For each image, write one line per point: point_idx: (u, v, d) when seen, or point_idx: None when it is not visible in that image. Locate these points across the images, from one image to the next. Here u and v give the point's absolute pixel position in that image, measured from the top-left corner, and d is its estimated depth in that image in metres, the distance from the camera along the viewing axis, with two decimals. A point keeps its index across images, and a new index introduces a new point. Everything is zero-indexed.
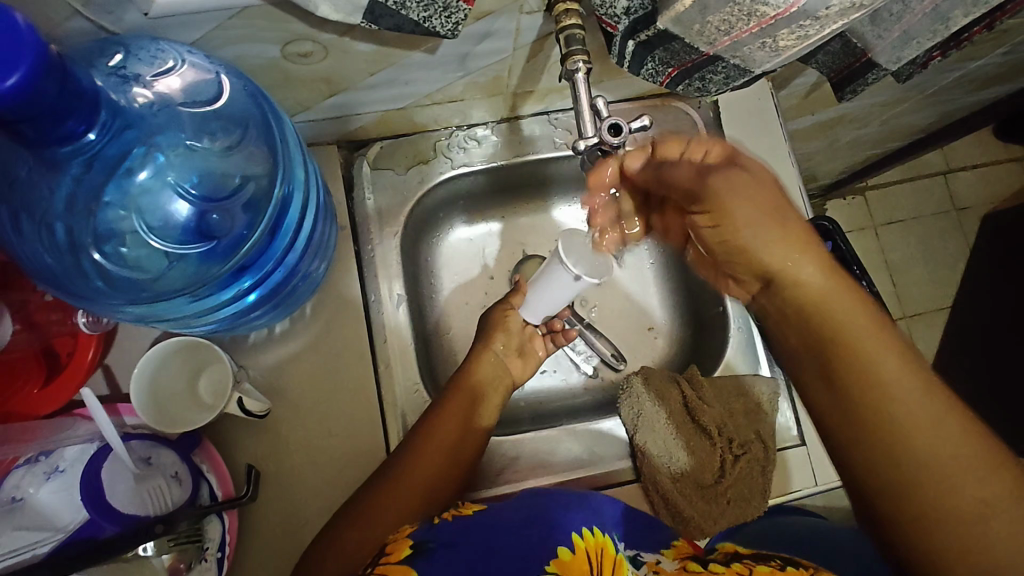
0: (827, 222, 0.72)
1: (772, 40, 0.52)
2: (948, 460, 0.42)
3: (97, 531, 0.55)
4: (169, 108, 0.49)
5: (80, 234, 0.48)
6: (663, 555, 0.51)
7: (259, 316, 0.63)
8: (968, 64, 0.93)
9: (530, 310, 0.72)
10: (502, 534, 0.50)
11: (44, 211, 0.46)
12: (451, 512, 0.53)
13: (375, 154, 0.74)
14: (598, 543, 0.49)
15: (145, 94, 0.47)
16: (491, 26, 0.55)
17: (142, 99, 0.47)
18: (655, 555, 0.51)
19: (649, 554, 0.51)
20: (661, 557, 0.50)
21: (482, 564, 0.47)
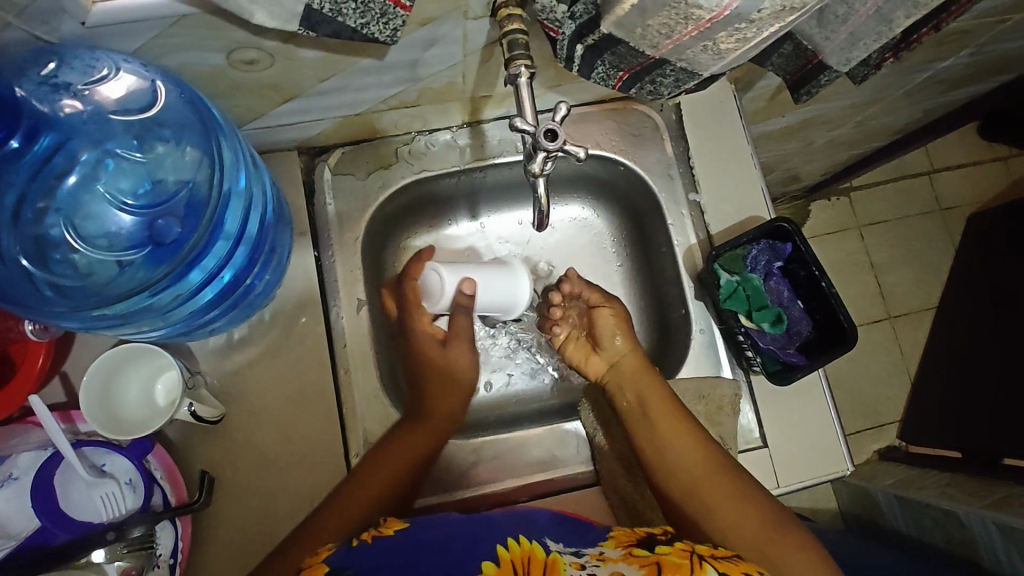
0: (789, 224, 0.70)
1: (713, 43, 0.52)
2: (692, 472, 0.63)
3: (47, 538, 0.56)
4: (105, 118, 0.51)
5: (29, 241, 0.51)
6: (604, 546, 0.53)
7: (217, 319, 0.63)
8: (935, 65, 0.93)
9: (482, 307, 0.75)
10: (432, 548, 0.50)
11: None
12: (372, 533, 0.53)
13: (336, 160, 0.74)
14: (526, 551, 0.50)
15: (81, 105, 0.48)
16: (437, 33, 0.55)
17: (71, 109, 0.49)
18: (597, 547, 0.52)
19: (592, 548, 0.52)
20: (604, 548, 0.52)
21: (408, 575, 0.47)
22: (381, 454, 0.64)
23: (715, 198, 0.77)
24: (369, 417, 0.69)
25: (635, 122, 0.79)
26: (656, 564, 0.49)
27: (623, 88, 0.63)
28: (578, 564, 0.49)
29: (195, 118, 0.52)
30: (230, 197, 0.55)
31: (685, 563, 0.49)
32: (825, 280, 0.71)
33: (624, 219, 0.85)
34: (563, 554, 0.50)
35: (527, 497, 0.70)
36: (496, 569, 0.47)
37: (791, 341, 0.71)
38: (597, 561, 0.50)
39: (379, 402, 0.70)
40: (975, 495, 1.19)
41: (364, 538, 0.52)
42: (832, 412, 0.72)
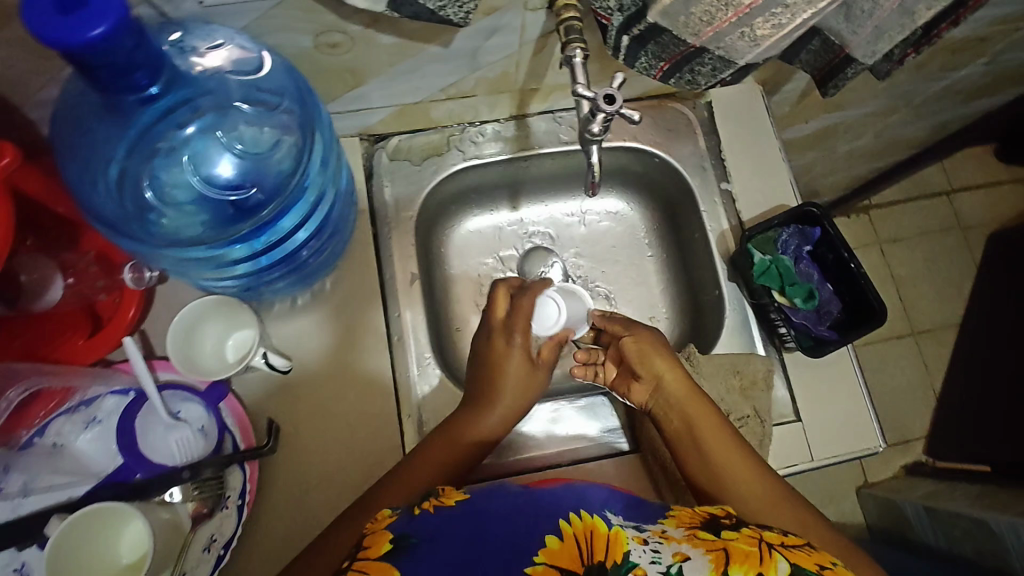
0: (816, 208, 0.75)
1: (750, 30, 0.58)
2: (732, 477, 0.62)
3: (126, 477, 0.60)
4: (219, 76, 0.55)
5: (135, 179, 0.54)
6: (664, 523, 0.52)
7: (281, 278, 0.68)
8: (952, 73, 0.98)
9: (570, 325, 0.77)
10: (492, 521, 0.49)
11: (108, 155, 0.53)
12: (433, 503, 0.53)
13: (394, 147, 0.80)
14: (588, 525, 0.48)
15: (201, 63, 0.54)
16: (499, 22, 0.62)
17: (198, 68, 0.54)
18: (658, 525, 0.52)
19: (652, 525, 0.51)
20: (667, 527, 0.51)
21: (471, 551, 0.45)
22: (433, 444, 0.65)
23: (745, 188, 0.82)
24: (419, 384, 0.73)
25: (670, 118, 0.84)
26: (724, 551, 0.47)
27: (663, 77, 0.69)
28: (641, 539, 0.48)
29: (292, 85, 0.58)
30: (307, 179, 0.59)
31: (753, 552, 0.47)
32: (854, 261, 0.74)
33: (658, 211, 0.90)
34: (625, 528, 0.49)
35: (568, 462, 0.74)
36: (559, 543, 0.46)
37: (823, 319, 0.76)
38: (659, 538, 0.49)
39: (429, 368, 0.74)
40: (1004, 505, 1.18)
41: (425, 507, 0.52)
42: (862, 388, 0.76)
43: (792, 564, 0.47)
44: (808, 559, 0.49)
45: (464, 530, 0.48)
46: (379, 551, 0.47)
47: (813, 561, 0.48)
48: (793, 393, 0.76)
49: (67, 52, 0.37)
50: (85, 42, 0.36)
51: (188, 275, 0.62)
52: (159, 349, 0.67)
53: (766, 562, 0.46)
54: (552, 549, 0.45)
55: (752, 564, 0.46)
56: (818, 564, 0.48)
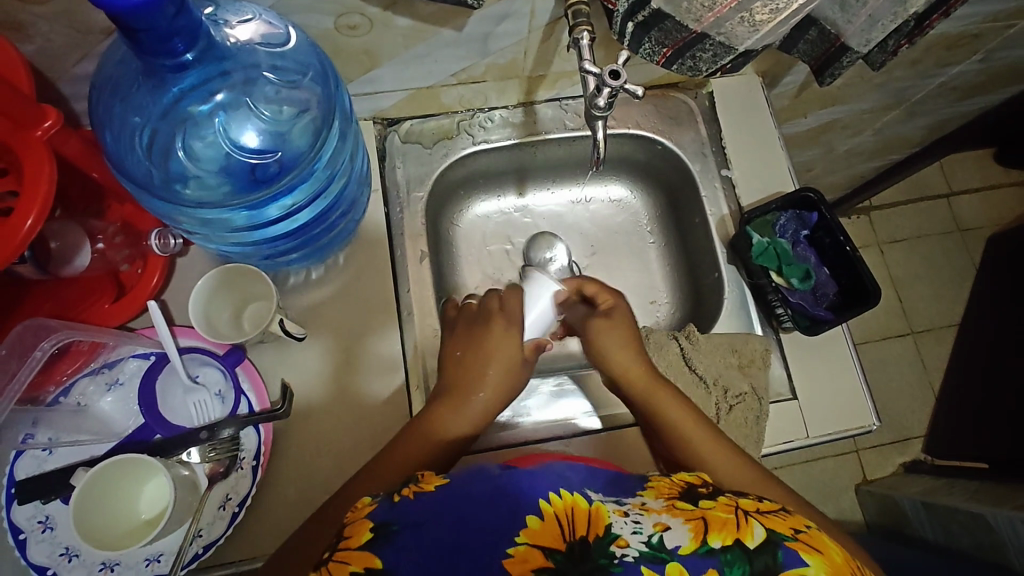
0: (813, 194, 0.77)
1: (749, 14, 0.61)
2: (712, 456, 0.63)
3: (147, 435, 0.63)
4: (248, 47, 0.57)
5: (164, 145, 0.57)
6: (645, 496, 0.55)
7: (295, 247, 0.71)
8: (947, 71, 1.01)
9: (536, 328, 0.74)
10: (472, 503, 0.51)
11: (139, 121, 0.56)
12: (412, 489, 0.53)
13: (406, 131, 0.83)
14: (569, 503, 0.50)
15: (233, 35, 0.56)
16: (510, 7, 0.65)
17: (230, 40, 0.55)
18: (638, 497, 0.54)
19: (633, 498, 0.54)
20: (646, 499, 0.54)
21: (453, 534, 0.47)
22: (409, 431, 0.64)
23: (745, 174, 0.84)
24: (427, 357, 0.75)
25: (672, 107, 0.87)
26: (702, 519, 0.50)
27: (666, 64, 0.71)
28: (621, 511, 0.51)
29: (316, 61, 0.61)
30: (323, 154, 0.62)
31: (730, 519, 0.50)
32: (850, 244, 0.77)
33: (660, 198, 0.93)
34: (605, 502, 0.52)
35: (570, 434, 0.75)
36: (539, 523, 0.48)
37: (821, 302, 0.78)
38: (639, 510, 0.52)
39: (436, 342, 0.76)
40: (1001, 499, 1.20)
41: (404, 493, 0.53)
42: (856, 368, 0.78)
43: (768, 529, 0.49)
44: (784, 525, 0.50)
45: (442, 514, 0.49)
46: (361, 539, 0.48)
47: (790, 527, 0.50)
48: (790, 372, 0.78)
49: (114, 14, 0.39)
50: (132, 6, 0.39)
51: (209, 240, 0.66)
52: (178, 317, 0.69)
53: (743, 529, 0.48)
54: (532, 530, 0.47)
55: (730, 531, 0.48)
56: (792, 528, 0.50)
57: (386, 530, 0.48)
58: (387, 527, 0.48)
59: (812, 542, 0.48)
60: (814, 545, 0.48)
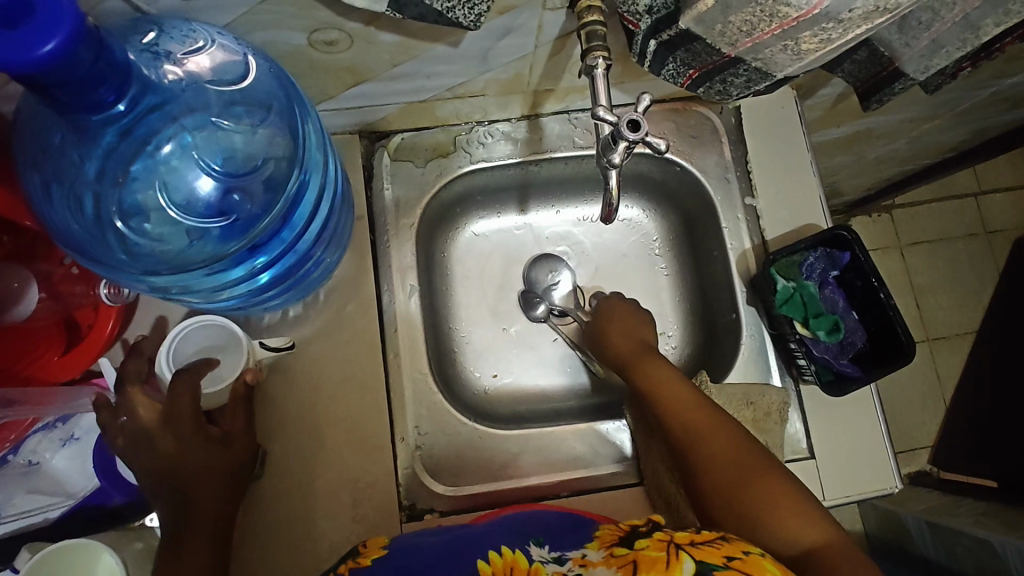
0: (848, 233, 0.69)
1: (794, 43, 0.51)
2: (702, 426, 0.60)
3: (104, 499, 0.58)
4: (197, 85, 0.50)
5: (106, 204, 0.50)
6: (586, 547, 0.50)
7: (274, 297, 0.64)
8: (1002, 81, 0.91)
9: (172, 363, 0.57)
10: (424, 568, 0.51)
11: (75, 179, 0.48)
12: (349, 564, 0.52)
13: (396, 147, 0.75)
14: (509, 561, 0.49)
15: (175, 71, 0.48)
16: (514, 22, 0.55)
17: (172, 76, 0.48)
18: (580, 550, 0.50)
19: (575, 552, 0.49)
20: (587, 551, 0.49)
21: None
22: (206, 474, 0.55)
23: (772, 204, 0.76)
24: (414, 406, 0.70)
25: (694, 123, 0.78)
26: (632, 563, 0.44)
27: (691, 86, 0.63)
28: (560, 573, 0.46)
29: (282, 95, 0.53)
30: (305, 175, 0.56)
31: (660, 557, 0.44)
32: (885, 290, 0.69)
33: (674, 221, 0.85)
34: (546, 563, 0.48)
35: (569, 492, 0.69)
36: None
37: (851, 350, 0.70)
38: (578, 567, 0.46)
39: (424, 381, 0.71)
40: (1010, 527, 1.12)
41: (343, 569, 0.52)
42: (881, 426, 0.72)
43: (698, 561, 0.43)
44: (716, 553, 0.44)
45: None
46: None
47: (722, 554, 0.44)
48: (809, 428, 0.71)
49: (15, 72, 0.32)
50: (35, 60, 0.31)
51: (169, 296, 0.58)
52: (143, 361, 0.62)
53: (672, 565, 0.43)
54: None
55: (658, 569, 0.42)
56: (726, 556, 0.44)
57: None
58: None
59: (744, 569, 0.43)
60: (748, 573, 0.42)
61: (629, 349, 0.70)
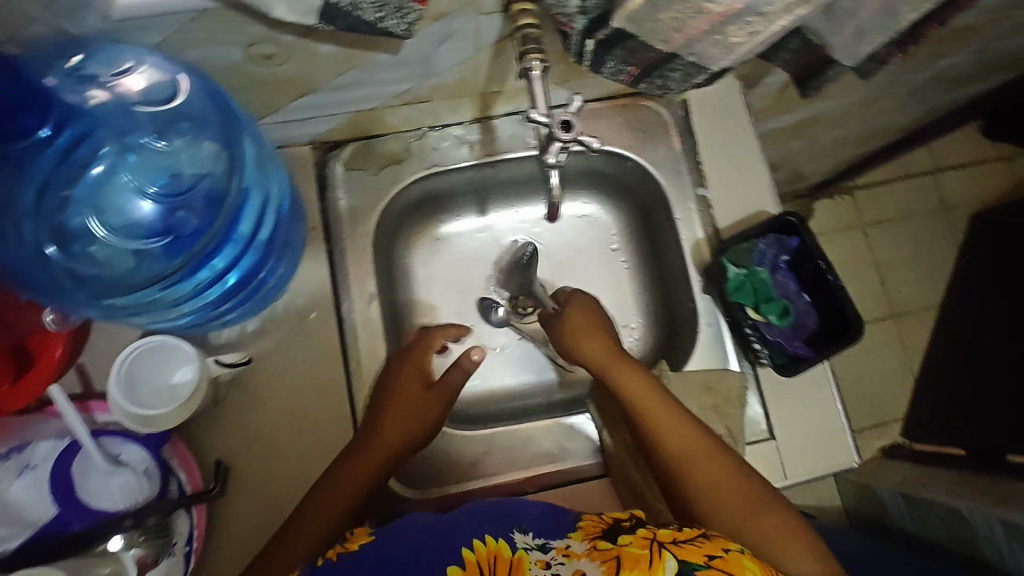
0: (795, 218, 0.72)
1: (723, 37, 0.53)
2: (677, 436, 0.62)
3: (64, 527, 0.56)
4: (124, 107, 0.52)
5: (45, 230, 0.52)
6: (571, 537, 0.51)
7: (231, 311, 0.63)
8: (940, 62, 0.93)
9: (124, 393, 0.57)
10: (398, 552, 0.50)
11: None
12: (336, 550, 0.51)
13: (348, 155, 0.74)
14: (493, 551, 0.49)
15: (99, 95, 0.50)
16: (450, 28, 0.56)
17: (97, 100, 0.50)
18: (564, 540, 0.51)
19: (558, 541, 0.51)
20: (572, 541, 0.50)
21: None
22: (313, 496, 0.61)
23: (722, 193, 0.77)
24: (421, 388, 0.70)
25: (643, 118, 0.79)
26: (615, 559, 0.47)
27: (632, 82, 0.64)
28: (544, 562, 0.48)
29: (215, 111, 0.54)
30: (245, 183, 0.57)
31: (643, 555, 0.46)
32: (832, 273, 0.72)
33: (631, 215, 0.86)
34: (529, 551, 0.49)
35: (537, 488, 0.71)
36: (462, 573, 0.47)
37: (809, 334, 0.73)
38: (562, 557, 0.48)
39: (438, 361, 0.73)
40: (978, 492, 1.14)
41: (328, 555, 0.51)
42: (838, 403, 0.73)
43: (679, 560, 0.46)
44: (697, 552, 0.48)
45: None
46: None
47: (703, 553, 0.47)
48: (768, 410, 0.73)
49: None
50: None
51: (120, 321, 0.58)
52: (98, 386, 0.63)
53: (655, 564, 0.46)
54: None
55: (642, 567, 0.45)
56: (708, 555, 0.47)
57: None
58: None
59: (725, 567, 0.46)
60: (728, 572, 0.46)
61: (596, 353, 0.71)
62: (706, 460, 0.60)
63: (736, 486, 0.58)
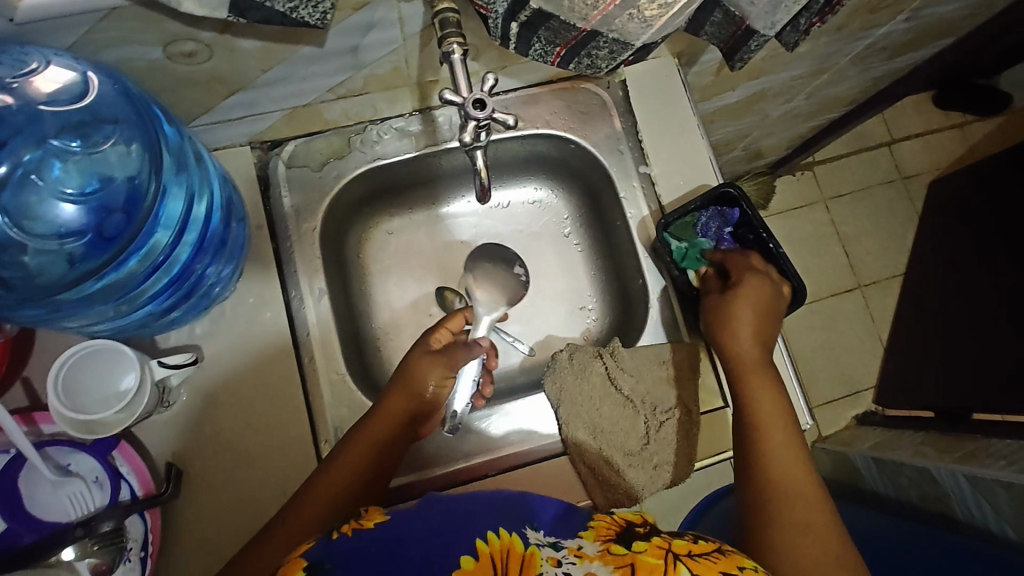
0: (735, 189, 0.73)
1: (637, 10, 0.54)
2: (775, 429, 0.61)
3: (14, 540, 0.57)
4: (31, 107, 0.52)
5: None
6: (583, 537, 0.51)
7: (178, 310, 0.63)
8: (873, 32, 0.96)
9: (66, 400, 0.57)
10: (413, 534, 0.50)
11: None
12: (351, 526, 0.52)
13: (290, 154, 0.75)
14: (505, 544, 0.47)
15: (5, 100, 0.51)
16: (372, 17, 0.56)
17: (0, 103, 0.51)
18: (576, 540, 0.50)
19: (570, 541, 0.50)
20: (583, 542, 0.49)
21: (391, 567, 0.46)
22: (313, 482, 0.60)
23: (665, 169, 0.79)
24: (409, 398, 0.66)
25: (583, 100, 0.80)
26: (630, 565, 0.45)
27: (562, 63, 0.64)
28: (555, 559, 0.46)
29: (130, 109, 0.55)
30: (167, 182, 0.56)
31: (658, 566, 0.45)
32: (773, 241, 0.74)
33: (582, 198, 0.87)
34: (541, 547, 0.48)
35: (496, 471, 0.71)
36: (474, 564, 0.45)
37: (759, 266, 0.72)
38: (574, 557, 0.47)
39: (437, 371, 0.69)
40: (943, 452, 1.15)
41: (343, 530, 0.51)
42: (788, 367, 0.75)
43: None
44: (711, 568, 0.46)
45: (375, 555, 0.47)
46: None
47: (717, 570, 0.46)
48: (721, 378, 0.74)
49: None
50: None
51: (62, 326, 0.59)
52: (44, 397, 0.63)
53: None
54: (466, 570, 0.44)
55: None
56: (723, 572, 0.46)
57: (319, 570, 0.46)
58: (319, 568, 0.46)
59: None
60: None
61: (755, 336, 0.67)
62: (782, 431, 0.62)
63: (800, 463, 0.59)
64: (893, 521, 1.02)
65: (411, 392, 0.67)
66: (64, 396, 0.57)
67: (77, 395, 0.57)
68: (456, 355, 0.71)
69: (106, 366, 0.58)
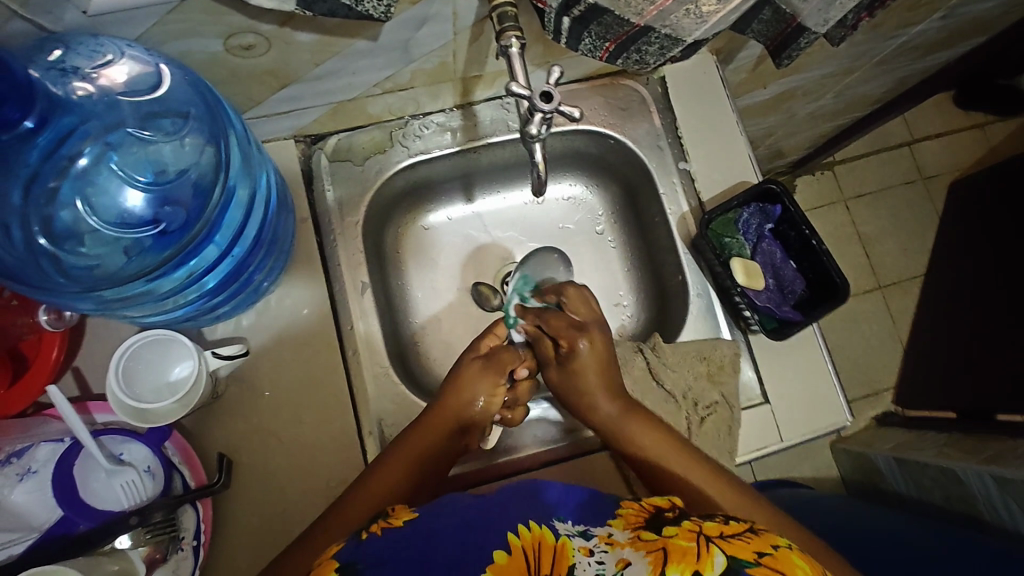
0: (777, 185, 0.73)
1: (695, 7, 0.55)
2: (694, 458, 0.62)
3: (70, 527, 0.57)
4: (109, 97, 0.53)
5: (37, 233, 0.53)
6: (612, 526, 0.49)
7: (224, 303, 0.64)
8: (908, 30, 0.96)
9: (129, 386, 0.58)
10: (447, 530, 0.48)
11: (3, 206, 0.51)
12: (380, 526, 0.50)
13: (333, 148, 0.75)
14: (538, 536, 0.47)
15: (83, 88, 0.51)
16: (427, 11, 0.57)
17: (82, 92, 0.52)
18: (605, 527, 0.49)
19: (599, 528, 0.49)
20: (613, 530, 0.48)
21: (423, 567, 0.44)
22: (359, 488, 0.59)
23: (704, 165, 0.79)
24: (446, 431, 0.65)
25: (623, 96, 0.80)
26: (662, 550, 0.44)
27: (609, 59, 0.64)
28: (588, 549, 0.45)
29: (200, 102, 0.56)
30: (232, 179, 0.58)
31: (689, 548, 0.44)
32: (816, 237, 0.74)
33: (617, 194, 0.87)
34: (572, 537, 0.47)
35: (538, 465, 0.72)
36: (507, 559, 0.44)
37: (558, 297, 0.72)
38: (604, 545, 0.46)
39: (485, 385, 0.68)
40: (968, 452, 1.14)
41: (372, 530, 0.50)
42: (829, 364, 0.75)
43: (728, 556, 0.43)
44: (746, 547, 0.45)
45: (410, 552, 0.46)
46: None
47: (752, 549, 0.44)
48: (761, 374, 0.74)
49: None
50: None
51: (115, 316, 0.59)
52: (95, 388, 0.63)
53: (703, 558, 0.43)
54: (500, 564, 0.43)
55: (689, 562, 0.43)
56: (756, 551, 0.44)
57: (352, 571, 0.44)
58: (352, 569, 0.44)
59: (776, 565, 0.43)
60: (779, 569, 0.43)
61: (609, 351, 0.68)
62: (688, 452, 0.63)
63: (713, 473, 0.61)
64: (918, 521, 1.02)
65: (462, 403, 0.66)
66: (129, 383, 0.58)
67: (136, 379, 0.59)
68: (503, 362, 0.70)
69: (161, 355, 0.60)
